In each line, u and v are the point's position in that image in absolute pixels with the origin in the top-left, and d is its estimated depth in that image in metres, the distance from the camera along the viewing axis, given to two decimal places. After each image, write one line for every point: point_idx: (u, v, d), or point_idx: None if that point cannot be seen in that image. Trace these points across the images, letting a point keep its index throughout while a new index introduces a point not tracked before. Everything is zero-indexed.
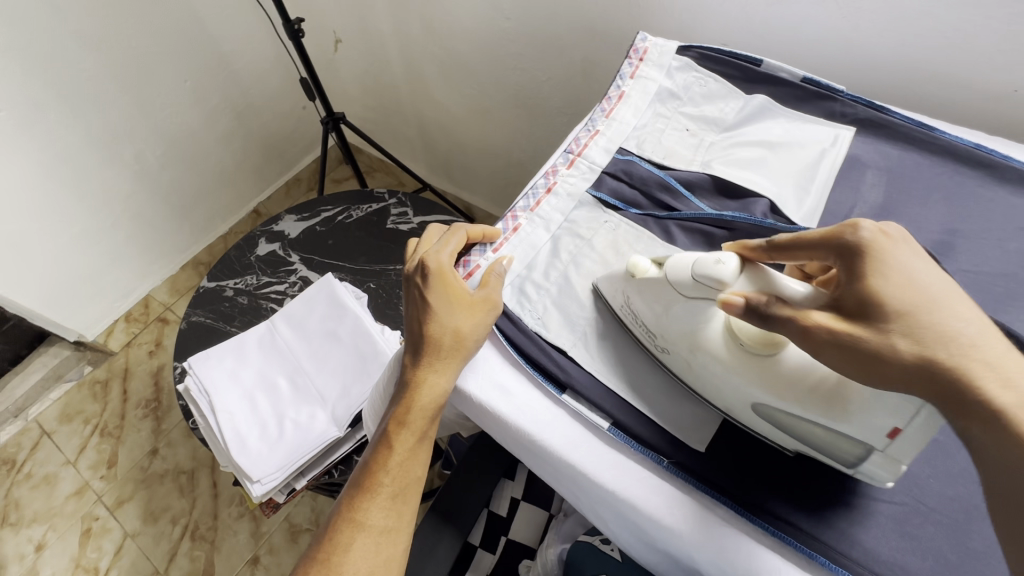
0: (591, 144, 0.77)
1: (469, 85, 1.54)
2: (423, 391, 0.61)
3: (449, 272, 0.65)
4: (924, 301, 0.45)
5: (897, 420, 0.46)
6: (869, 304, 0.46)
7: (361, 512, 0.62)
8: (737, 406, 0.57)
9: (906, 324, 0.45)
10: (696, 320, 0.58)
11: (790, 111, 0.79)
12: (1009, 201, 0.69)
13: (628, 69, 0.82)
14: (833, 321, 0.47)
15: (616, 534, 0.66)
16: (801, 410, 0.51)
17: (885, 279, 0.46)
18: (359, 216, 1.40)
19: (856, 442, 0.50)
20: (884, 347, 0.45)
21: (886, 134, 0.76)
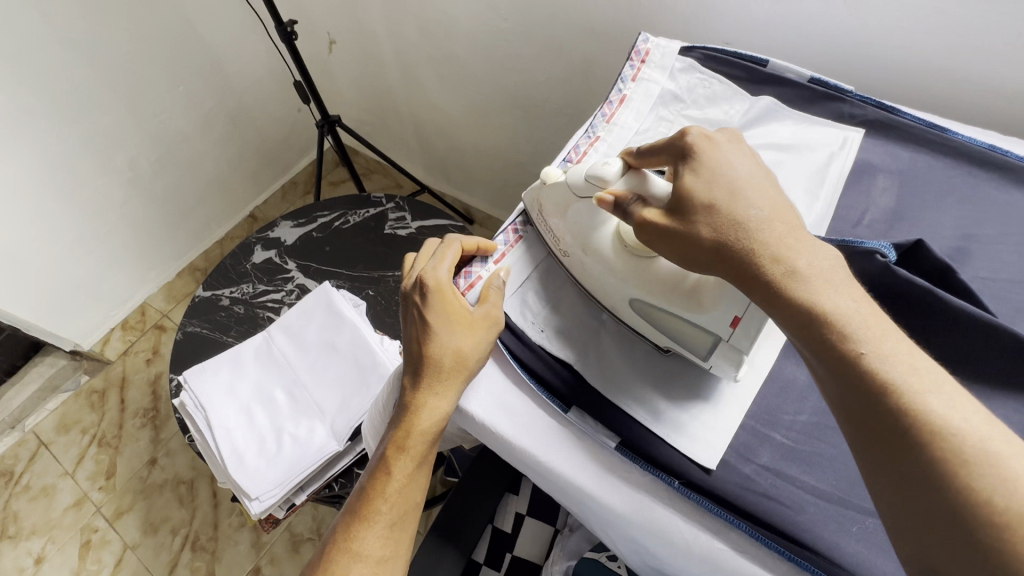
0: (592, 152, 0.75)
1: (466, 86, 1.52)
2: (423, 415, 0.59)
3: (447, 288, 0.62)
4: (731, 195, 0.50)
5: (738, 308, 0.54)
6: (684, 199, 0.51)
7: (356, 541, 0.59)
8: (617, 303, 0.62)
9: (713, 214, 0.50)
10: (589, 220, 0.62)
11: (798, 113, 0.77)
12: None
13: (630, 71, 0.79)
14: (659, 217, 0.52)
15: (626, 554, 0.64)
16: (661, 301, 0.58)
17: (698, 174, 0.51)
18: (356, 222, 1.38)
19: (708, 329, 0.56)
20: (691, 231, 0.50)
21: (896, 135, 0.74)
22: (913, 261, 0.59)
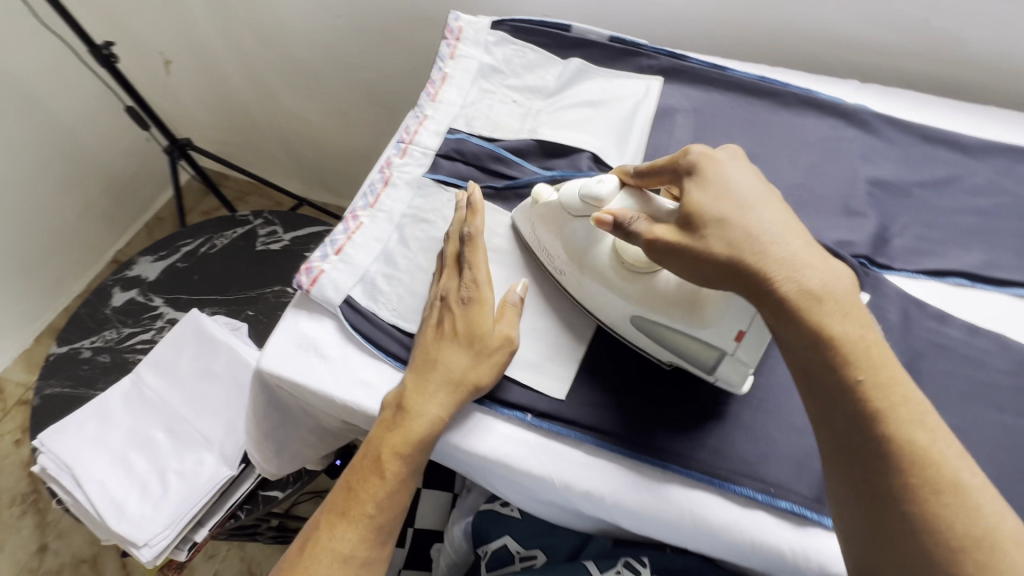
0: (421, 130, 0.77)
1: (319, 90, 1.49)
2: (427, 424, 0.55)
3: (474, 305, 0.59)
4: (750, 212, 0.48)
5: (742, 322, 0.52)
6: (694, 214, 0.49)
7: (335, 543, 0.54)
8: (619, 322, 0.59)
9: (725, 225, 0.48)
10: (586, 240, 0.59)
11: (604, 70, 0.84)
12: (793, 122, 0.79)
13: (447, 50, 0.83)
14: (669, 233, 0.50)
15: (507, 493, 0.66)
16: (663, 317, 0.55)
17: (707, 190, 0.50)
18: (224, 244, 1.32)
19: (713, 347, 0.54)
20: (703, 249, 0.48)
21: (687, 79, 0.84)
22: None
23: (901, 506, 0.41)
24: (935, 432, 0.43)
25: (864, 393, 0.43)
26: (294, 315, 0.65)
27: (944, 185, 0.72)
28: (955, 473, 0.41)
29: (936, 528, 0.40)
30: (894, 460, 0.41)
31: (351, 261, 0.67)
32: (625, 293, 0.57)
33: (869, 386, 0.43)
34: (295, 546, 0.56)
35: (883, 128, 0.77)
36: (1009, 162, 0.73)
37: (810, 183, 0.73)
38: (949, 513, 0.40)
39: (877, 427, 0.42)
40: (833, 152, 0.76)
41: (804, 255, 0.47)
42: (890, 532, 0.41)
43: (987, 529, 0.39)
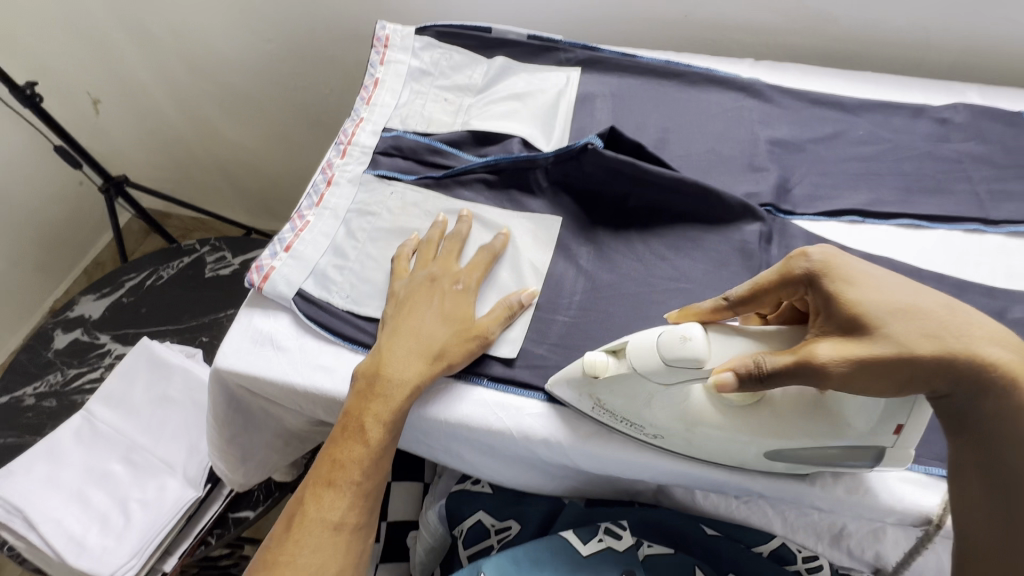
0: (359, 131, 0.81)
1: (257, 115, 1.50)
2: (404, 392, 0.58)
3: (458, 294, 0.64)
4: (921, 307, 0.45)
5: (900, 416, 0.49)
6: (858, 318, 0.46)
7: (325, 513, 0.56)
8: (748, 459, 0.55)
9: (912, 320, 0.45)
10: (681, 399, 0.53)
11: (527, 66, 0.91)
12: (699, 97, 0.87)
13: (377, 57, 0.88)
14: (841, 347, 0.45)
15: (475, 463, 0.69)
16: (807, 438, 0.51)
17: (858, 287, 0.47)
18: (171, 274, 1.30)
19: (868, 447, 0.51)
20: (884, 352, 0.44)
21: (602, 68, 0.91)
22: (617, 144, 0.75)
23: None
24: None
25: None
26: (248, 313, 0.66)
27: (832, 139, 0.81)
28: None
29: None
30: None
31: (301, 256, 0.69)
32: (760, 432, 0.52)
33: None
34: (283, 518, 0.58)
35: (777, 96, 0.86)
36: (884, 115, 0.84)
37: (719, 148, 0.81)
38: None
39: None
40: (737, 120, 0.84)
41: (980, 329, 0.45)
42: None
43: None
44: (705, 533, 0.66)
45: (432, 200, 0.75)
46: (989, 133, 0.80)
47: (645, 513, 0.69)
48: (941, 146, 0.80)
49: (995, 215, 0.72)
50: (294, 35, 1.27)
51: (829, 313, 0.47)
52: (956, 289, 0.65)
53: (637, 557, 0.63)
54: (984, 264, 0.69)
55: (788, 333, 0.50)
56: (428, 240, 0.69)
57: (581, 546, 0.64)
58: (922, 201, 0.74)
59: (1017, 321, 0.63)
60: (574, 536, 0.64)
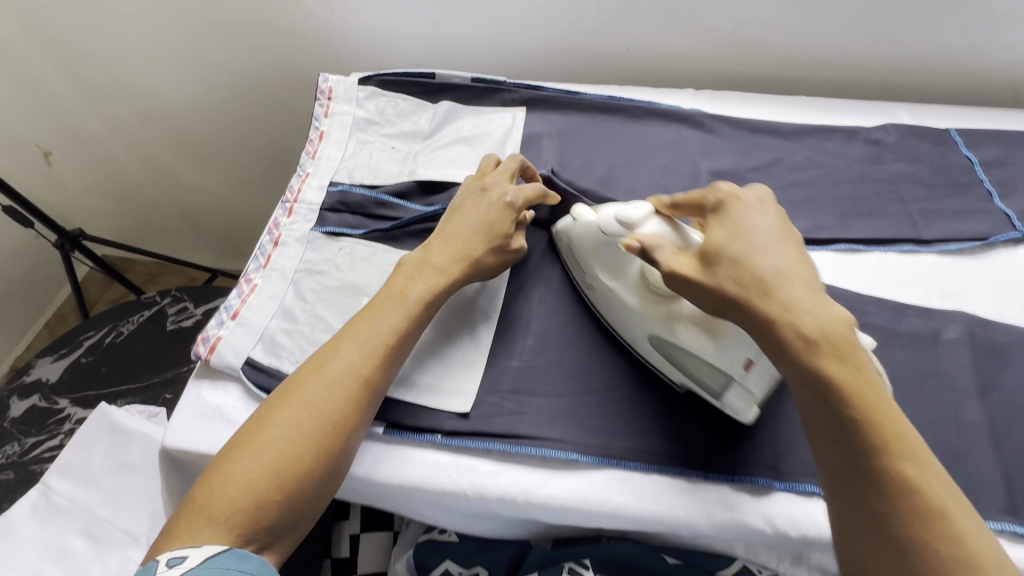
0: (305, 187, 0.80)
1: (214, 160, 1.48)
2: (368, 394, 0.58)
3: (500, 210, 0.67)
4: (744, 260, 0.52)
5: (749, 350, 0.55)
6: (714, 252, 0.53)
7: (276, 441, 0.54)
8: (635, 336, 0.63)
9: (733, 265, 0.52)
10: (619, 261, 0.63)
11: (472, 108, 0.92)
12: (643, 130, 0.89)
13: (321, 110, 0.88)
14: (686, 263, 0.54)
15: (439, 518, 0.68)
16: (677, 338, 0.58)
17: (725, 229, 0.55)
18: (131, 330, 1.27)
19: (720, 371, 0.57)
20: (710, 283, 0.52)
21: (548, 106, 0.93)
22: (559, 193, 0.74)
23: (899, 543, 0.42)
24: (941, 483, 0.43)
25: (860, 429, 0.45)
26: (196, 386, 0.65)
27: (771, 166, 0.84)
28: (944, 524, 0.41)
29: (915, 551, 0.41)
30: (888, 489, 0.43)
31: (249, 323, 0.68)
32: (644, 313, 0.60)
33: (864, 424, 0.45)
34: (193, 489, 0.53)
35: (717, 125, 0.88)
36: (819, 139, 0.86)
37: (663, 182, 0.82)
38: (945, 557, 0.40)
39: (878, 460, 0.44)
40: (678, 152, 0.86)
41: (830, 318, 0.49)
42: (887, 551, 0.42)
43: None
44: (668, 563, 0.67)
45: (381, 254, 0.75)
46: (918, 153, 0.83)
47: (608, 549, 0.68)
48: (874, 168, 0.82)
49: (927, 235, 0.74)
50: (244, 81, 1.26)
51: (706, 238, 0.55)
52: (893, 313, 0.67)
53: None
54: (919, 284, 0.71)
55: (700, 240, 0.58)
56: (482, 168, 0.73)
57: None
58: (858, 225, 0.76)
59: (953, 342, 0.65)
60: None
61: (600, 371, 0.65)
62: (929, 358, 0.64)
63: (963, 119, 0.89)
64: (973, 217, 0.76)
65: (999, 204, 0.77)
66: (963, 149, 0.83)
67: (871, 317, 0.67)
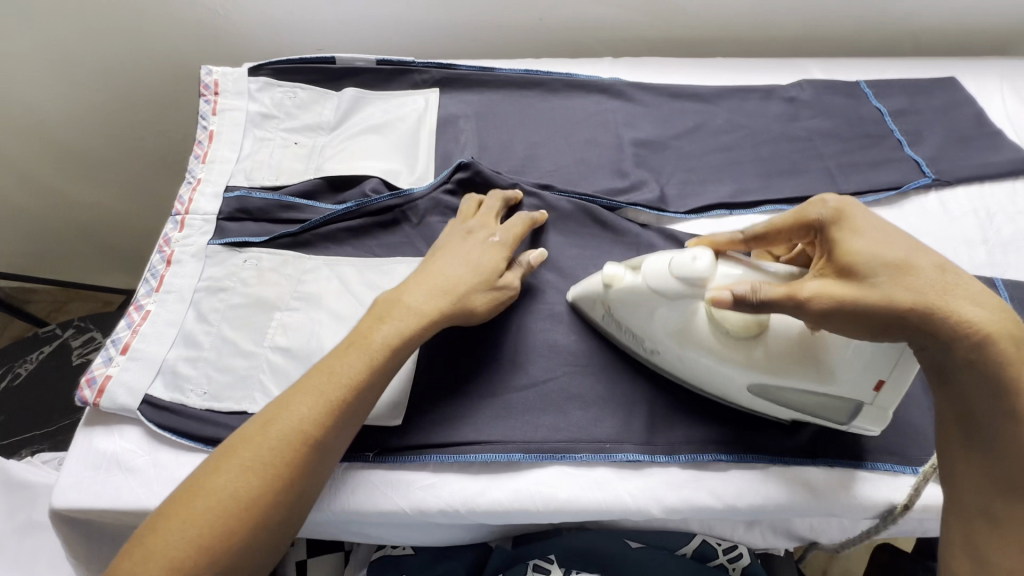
0: (197, 196, 0.72)
1: (84, 164, 1.14)
2: (319, 455, 0.50)
3: (500, 246, 0.62)
4: (916, 271, 0.43)
5: (881, 371, 0.49)
6: (858, 263, 0.44)
7: (225, 495, 0.46)
8: (733, 390, 0.55)
9: (905, 279, 0.43)
10: (682, 321, 0.53)
11: (381, 93, 0.85)
12: (564, 104, 0.85)
13: (207, 107, 0.78)
14: (831, 288, 0.44)
15: (385, 539, 0.64)
16: (793, 377, 0.51)
17: (866, 237, 0.45)
18: (30, 369, 1.13)
19: (846, 398, 0.51)
20: (875, 303, 0.43)
21: (462, 85, 0.87)
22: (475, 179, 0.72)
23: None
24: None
25: None
26: (87, 434, 0.58)
27: (695, 132, 0.82)
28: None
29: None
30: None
31: (143, 356, 0.60)
32: (746, 361, 0.52)
33: None
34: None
35: (637, 94, 0.86)
36: (738, 100, 0.85)
37: (587, 157, 0.79)
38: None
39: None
40: (601, 124, 0.83)
41: (1013, 327, 0.42)
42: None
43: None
44: (630, 546, 0.65)
45: (291, 262, 0.68)
46: (832, 108, 0.84)
47: (570, 539, 0.66)
48: (792, 125, 0.82)
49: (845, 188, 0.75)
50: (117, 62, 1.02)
51: (835, 253, 0.46)
52: None
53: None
54: None
55: (791, 270, 0.50)
56: (475, 198, 0.68)
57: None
58: (780, 184, 0.76)
59: None
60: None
61: (540, 362, 0.61)
62: None
63: (871, 71, 0.90)
64: (885, 167, 0.77)
65: (909, 151, 0.79)
66: (873, 100, 0.84)
67: None
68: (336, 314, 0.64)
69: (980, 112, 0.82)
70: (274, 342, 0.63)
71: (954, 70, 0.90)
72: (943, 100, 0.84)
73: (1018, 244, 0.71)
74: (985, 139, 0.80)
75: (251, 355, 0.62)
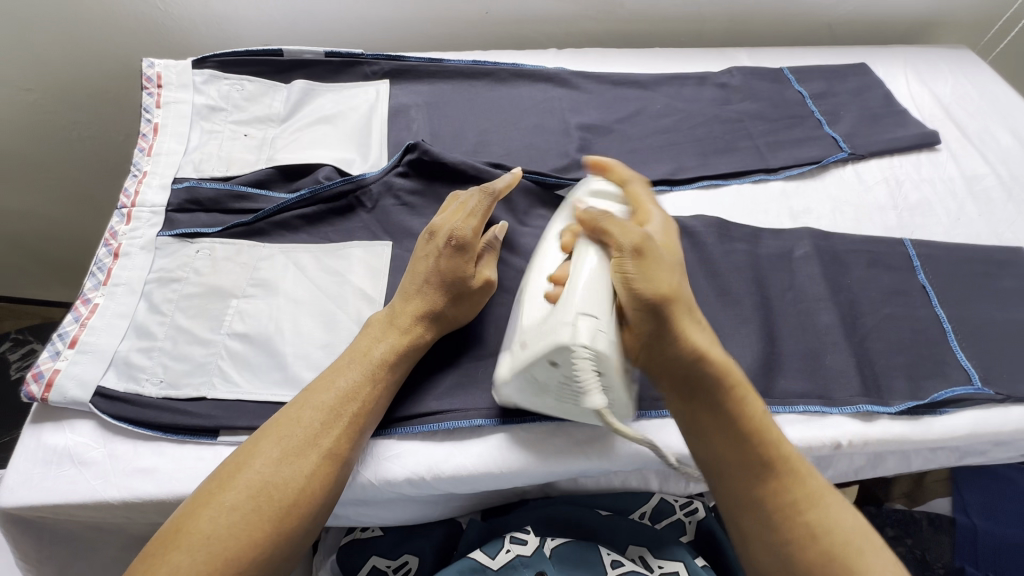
0: (144, 188, 0.71)
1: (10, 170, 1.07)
2: (333, 467, 0.50)
3: (455, 249, 0.59)
4: (660, 265, 0.51)
5: (529, 334, 0.53)
6: (647, 256, 0.51)
7: (242, 502, 0.46)
8: (518, 297, 0.61)
9: (641, 262, 0.51)
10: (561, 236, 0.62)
11: (330, 85, 0.86)
12: (511, 93, 0.89)
13: (151, 100, 0.77)
14: (632, 248, 0.51)
15: (355, 518, 0.65)
16: (519, 315, 0.58)
17: (665, 262, 0.52)
18: None
19: (512, 343, 0.56)
20: (644, 282, 0.50)
21: (411, 77, 0.89)
22: (427, 163, 0.74)
23: (784, 536, 0.49)
24: (793, 448, 0.52)
25: (740, 416, 0.51)
26: (34, 431, 0.57)
27: (635, 117, 0.87)
28: (803, 491, 0.50)
29: (800, 549, 0.49)
30: (762, 465, 0.50)
31: (92, 349, 0.59)
32: (537, 276, 0.59)
33: (745, 416, 0.51)
34: None
35: (582, 82, 0.90)
36: (674, 87, 0.91)
37: (535, 141, 0.83)
38: (811, 529, 0.49)
39: (760, 447, 0.50)
40: (548, 111, 0.86)
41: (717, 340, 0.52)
42: (763, 474, 0.50)
43: (838, 542, 0.48)
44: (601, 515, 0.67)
45: (246, 250, 0.68)
46: (759, 92, 0.91)
47: (542, 508, 0.66)
48: (724, 108, 0.88)
49: (773, 164, 0.81)
50: (49, 60, 0.97)
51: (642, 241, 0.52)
52: (754, 237, 0.73)
53: (545, 554, 0.61)
54: (772, 209, 0.78)
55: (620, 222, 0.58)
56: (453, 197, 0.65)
57: (491, 562, 0.60)
58: (715, 162, 0.81)
59: (803, 257, 0.72)
60: (482, 554, 0.60)
61: (499, 333, 0.64)
62: (786, 273, 0.71)
63: (793, 59, 0.98)
64: (808, 144, 0.84)
65: (827, 129, 0.86)
66: (795, 85, 0.92)
67: (737, 244, 0.72)
68: (294, 298, 0.65)
69: (887, 94, 0.91)
70: (231, 330, 0.62)
71: (864, 57, 0.99)
72: (856, 83, 0.93)
73: (923, 209, 0.79)
74: (893, 117, 0.88)
75: (208, 342, 0.61)
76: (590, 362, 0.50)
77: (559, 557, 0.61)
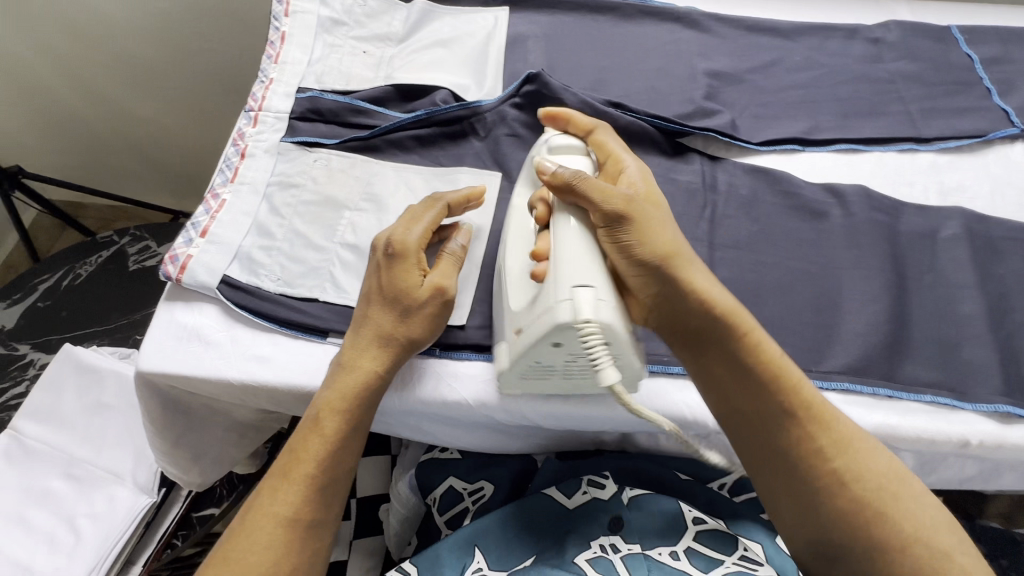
0: (270, 94, 0.73)
1: (142, 79, 1.14)
2: (337, 417, 0.50)
3: (385, 258, 0.53)
4: (650, 222, 0.50)
5: (522, 318, 0.51)
6: (628, 210, 0.50)
7: (280, 459, 0.50)
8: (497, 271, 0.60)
9: (630, 225, 0.50)
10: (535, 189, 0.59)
11: (449, 8, 0.83)
12: (636, 31, 0.83)
13: (280, 8, 0.78)
14: (615, 205, 0.50)
15: (442, 438, 0.67)
16: (503, 292, 0.56)
17: (654, 212, 0.52)
18: (90, 272, 1.16)
19: (503, 332, 0.54)
20: (640, 240, 0.49)
21: (532, 6, 0.85)
22: (544, 96, 0.72)
23: (809, 491, 0.49)
24: (816, 393, 0.51)
25: (758, 377, 0.50)
26: (168, 307, 0.61)
27: (770, 67, 0.79)
28: (827, 438, 0.49)
29: (831, 497, 0.48)
30: (790, 418, 0.49)
31: (221, 241, 0.63)
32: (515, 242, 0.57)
33: (764, 376, 0.50)
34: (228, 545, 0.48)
35: (714, 25, 0.83)
36: (819, 39, 0.82)
37: (658, 85, 0.77)
38: (837, 477, 0.48)
39: (780, 396, 0.50)
40: (673, 53, 0.80)
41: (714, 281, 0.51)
42: (786, 428, 0.49)
43: (871, 486, 0.47)
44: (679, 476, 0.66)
45: (360, 164, 0.69)
46: (919, 51, 0.80)
47: (623, 461, 0.66)
48: (875, 67, 0.79)
49: (926, 133, 0.72)
50: None
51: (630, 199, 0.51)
52: (894, 211, 0.66)
53: (623, 501, 0.59)
54: (918, 183, 0.70)
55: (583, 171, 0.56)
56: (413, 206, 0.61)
57: (567, 501, 0.60)
58: (858, 124, 0.73)
59: (950, 239, 0.64)
60: (558, 492, 0.61)
61: None
62: (926, 253, 0.64)
63: (961, 17, 0.86)
64: (970, 115, 0.74)
65: (997, 100, 0.75)
66: (963, 47, 0.80)
67: (875, 216, 0.66)
68: None
69: None
70: (344, 239, 0.64)
71: None
72: None
73: None
74: None
75: (323, 249, 0.64)
76: (598, 336, 0.47)
77: (638, 505, 0.59)
